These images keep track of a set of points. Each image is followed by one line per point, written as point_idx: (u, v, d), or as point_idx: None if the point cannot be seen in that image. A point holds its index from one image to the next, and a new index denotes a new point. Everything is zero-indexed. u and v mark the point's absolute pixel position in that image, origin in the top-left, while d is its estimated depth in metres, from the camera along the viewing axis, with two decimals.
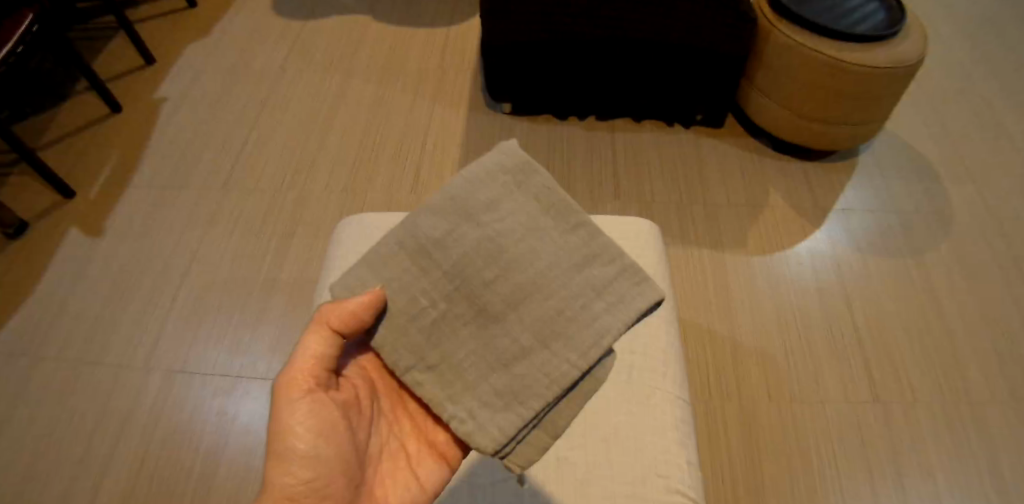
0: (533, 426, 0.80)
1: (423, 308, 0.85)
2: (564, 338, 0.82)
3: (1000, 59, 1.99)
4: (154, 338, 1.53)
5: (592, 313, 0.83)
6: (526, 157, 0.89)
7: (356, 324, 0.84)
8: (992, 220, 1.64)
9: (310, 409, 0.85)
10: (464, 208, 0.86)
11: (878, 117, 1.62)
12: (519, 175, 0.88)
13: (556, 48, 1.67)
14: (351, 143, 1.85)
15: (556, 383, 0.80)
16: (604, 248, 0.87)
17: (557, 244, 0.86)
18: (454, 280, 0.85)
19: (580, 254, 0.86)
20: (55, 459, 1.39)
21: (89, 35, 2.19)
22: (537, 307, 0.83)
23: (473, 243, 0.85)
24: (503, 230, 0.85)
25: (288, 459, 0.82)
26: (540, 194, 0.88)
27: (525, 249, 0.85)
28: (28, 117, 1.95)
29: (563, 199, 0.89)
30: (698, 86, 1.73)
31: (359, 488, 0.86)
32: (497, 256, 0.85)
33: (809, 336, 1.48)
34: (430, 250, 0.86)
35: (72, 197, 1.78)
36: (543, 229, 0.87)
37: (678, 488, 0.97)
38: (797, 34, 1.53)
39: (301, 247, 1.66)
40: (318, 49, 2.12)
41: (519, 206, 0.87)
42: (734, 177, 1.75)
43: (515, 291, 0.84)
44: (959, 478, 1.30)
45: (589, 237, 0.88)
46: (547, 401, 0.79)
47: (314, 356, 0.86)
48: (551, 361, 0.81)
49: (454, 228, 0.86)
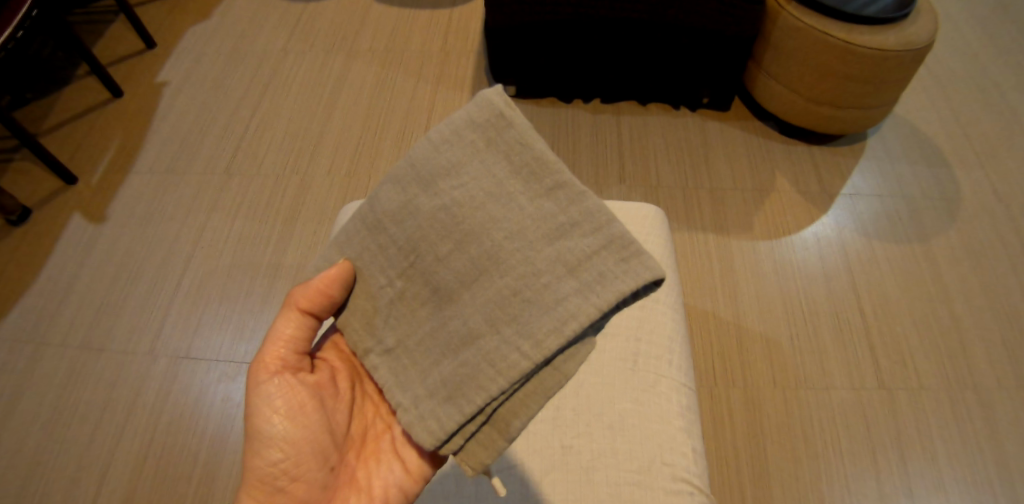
0: (482, 422, 0.80)
1: (381, 287, 0.86)
2: (517, 321, 0.80)
3: (1007, 39, 1.97)
4: (159, 324, 1.54)
5: (557, 294, 0.80)
6: (500, 108, 0.85)
7: (323, 299, 0.87)
8: (999, 204, 1.62)
9: (280, 392, 0.88)
10: (424, 176, 0.85)
11: (884, 102, 1.60)
12: (490, 132, 0.85)
13: (564, 28, 1.65)
14: (354, 126, 1.84)
15: (503, 375, 0.78)
16: (586, 215, 0.83)
17: (527, 211, 0.83)
18: (408, 257, 0.85)
19: (555, 223, 0.83)
20: (62, 447, 1.40)
21: (89, 19, 2.16)
22: (489, 287, 0.82)
23: (428, 213, 0.84)
24: (462, 198, 0.84)
25: (259, 441, 0.87)
26: (511, 153, 0.84)
27: (484, 218, 0.83)
28: (28, 103, 1.94)
29: (540, 156, 0.84)
30: (705, 69, 1.71)
31: (335, 470, 0.88)
32: (453, 227, 0.83)
33: (814, 321, 1.47)
34: (387, 225, 0.86)
35: (74, 183, 1.77)
36: (510, 194, 0.84)
37: (684, 477, 0.98)
38: (803, 14, 1.51)
39: (305, 232, 1.65)
40: (319, 32, 2.09)
41: (485, 167, 0.84)
42: (740, 160, 1.73)
43: (468, 269, 0.83)
44: (962, 464, 1.31)
45: (569, 201, 0.84)
46: (492, 394, 0.78)
47: (284, 338, 0.90)
48: (500, 348, 0.79)
49: (411, 199, 0.85)
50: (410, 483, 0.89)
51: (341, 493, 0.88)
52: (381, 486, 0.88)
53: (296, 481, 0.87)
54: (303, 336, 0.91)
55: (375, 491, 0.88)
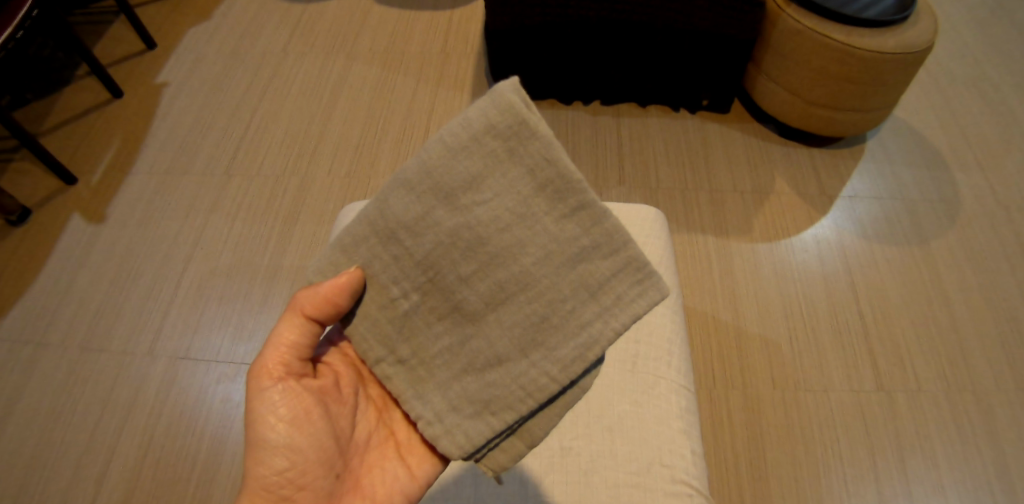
0: (505, 435, 0.84)
1: (394, 299, 0.86)
2: (544, 347, 0.82)
3: (1009, 43, 1.97)
4: (158, 324, 1.54)
5: (581, 321, 0.82)
6: (521, 112, 0.81)
7: (331, 308, 0.85)
8: (999, 208, 1.62)
9: (284, 399, 0.88)
10: (443, 187, 0.82)
11: (886, 104, 1.61)
12: (512, 142, 0.82)
13: (563, 29, 1.64)
14: (354, 128, 1.84)
15: (531, 396, 0.82)
16: (606, 238, 0.83)
17: (552, 234, 0.82)
18: (427, 272, 0.84)
19: (577, 246, 0.83)
20: (60, 447, 1.40)
21: (89, 19, 2.16)
22: (517, 311, 0.83)
23: (450, 230, 0.83)
24: (486, 217, 0.82)
25: (263, 449, 0.87)
26: (536, 168, 0.82)
27: (511, 242, 0.82)
28: (28, 103, 1.94)
29: (566, 173, 0.82)
30: (704, 71, 1.71)
31: (340, 477, 0.88)
32: (477, 247, 0.83)
33: (813, 323, 1.47)
34: (401, 236, 0.84)
35: (73, 183, 1.77)
36: (536, 214, 0.82)
37: (683, 479, 0.98)
38: (803, 16, 1.51)
39: (304, 234, 1.65)
40: (319, 34, 2.09)
41: (508, 183, 0.82)
42: (741, 163, 1.73)
43: (493, 292, 0.83)
44: (960, 467, 1.31)
45: (591, 222, 0.83)
46: (520, 414, 0.82)
47: (287, 344, 0.90)
48: (528, 371, 0.82)
49: (429, 211, 0.83)
50: (414, 487, 0.89)
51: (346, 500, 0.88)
52: (386, 491, 0.89)
53: (301, 489, 0.86)
54: (307, 341, 0.90)
55: (380, 498, 0.89)
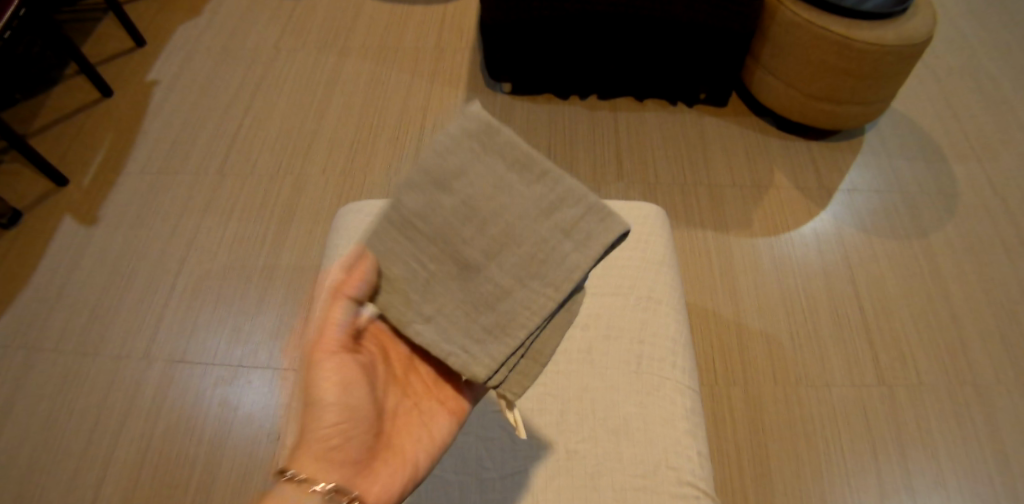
0: (521, 354, 0.84)
1: (409, 272, 0.85)
2: (540, 274, 0.83)
3: (1002, 32, 1.98)
4: (153, 328, 1.52)
5: (561, 253, 0.84)
6: (482, 115, 0.86)
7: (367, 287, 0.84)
8: (997, 198, 1.63)
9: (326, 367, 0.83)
10: (434, 177, 0.85)
11: (885, 97, 1.60)
12: (482, 136, 0.85)
13: (559, 24, 1.63)
14: (349, 124, 1.82)
15: (537, 313, 0.82)
16: (569, 190, 0.86)
17: (525, 196, 0.85)
18: (435, 243, 0.84)
19: (547, 201, 0.85)
20: (55, 454, 1.38)
21: (77, 17, 2.13)
22: (514, 254, 0.84)
23: (449, 209, 0.84)
24: (474, 193, 0.84)
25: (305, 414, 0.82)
26: (503, 151, 0.86)
27: (499, 207, 0.85)
28: (17, 103, 1.91)
29: (525, 149, 0.86)
30: (702, 65, 1.70)
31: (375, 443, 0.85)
32: (473, 217, 0.84)
33: (813, 317, 1.47)
34: (410, 221, 0.85)
35: (65, 185, 1.74)
36: (509, 184, 0.85)
37: (689, 480, 0.97)
38: (801, 9, 1.50)
39: (299, 233, 1.63)
40: (312, 29, 2.07)
41: (484, 166, 0.85)
42: (739, 156, 1.73)
43: (491, 244, 0.84)
44: (960, 460, 1.31)
45: (553, 182, 0.86)
46: (532, 328, 0.82)
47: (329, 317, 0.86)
48: (529, 296, 0.83)
49: (429, 198, 0.85)
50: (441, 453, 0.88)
51: (381, 465, 0.84)
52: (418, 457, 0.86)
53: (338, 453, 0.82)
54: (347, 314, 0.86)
55: (415, 463, 0.86)
